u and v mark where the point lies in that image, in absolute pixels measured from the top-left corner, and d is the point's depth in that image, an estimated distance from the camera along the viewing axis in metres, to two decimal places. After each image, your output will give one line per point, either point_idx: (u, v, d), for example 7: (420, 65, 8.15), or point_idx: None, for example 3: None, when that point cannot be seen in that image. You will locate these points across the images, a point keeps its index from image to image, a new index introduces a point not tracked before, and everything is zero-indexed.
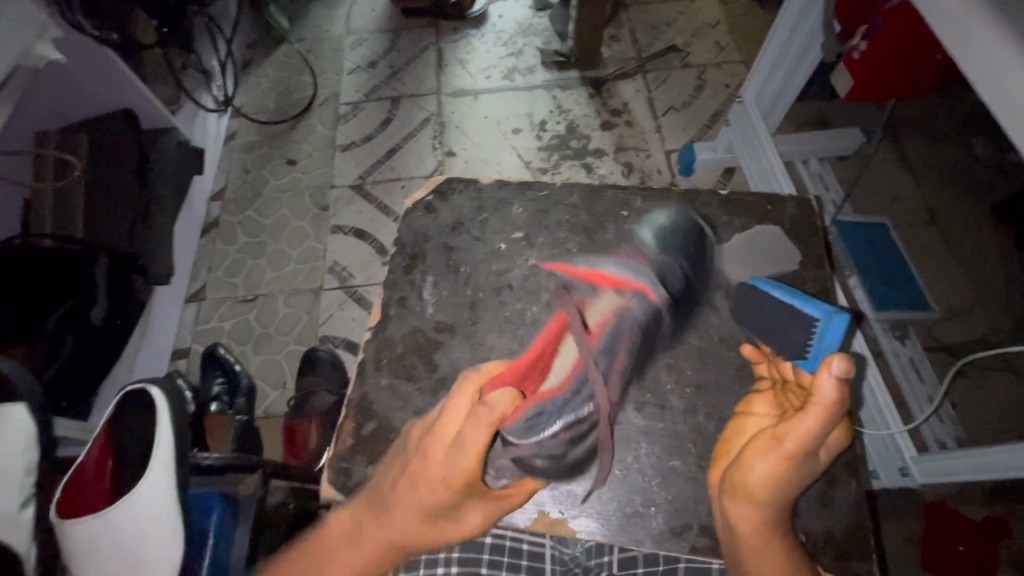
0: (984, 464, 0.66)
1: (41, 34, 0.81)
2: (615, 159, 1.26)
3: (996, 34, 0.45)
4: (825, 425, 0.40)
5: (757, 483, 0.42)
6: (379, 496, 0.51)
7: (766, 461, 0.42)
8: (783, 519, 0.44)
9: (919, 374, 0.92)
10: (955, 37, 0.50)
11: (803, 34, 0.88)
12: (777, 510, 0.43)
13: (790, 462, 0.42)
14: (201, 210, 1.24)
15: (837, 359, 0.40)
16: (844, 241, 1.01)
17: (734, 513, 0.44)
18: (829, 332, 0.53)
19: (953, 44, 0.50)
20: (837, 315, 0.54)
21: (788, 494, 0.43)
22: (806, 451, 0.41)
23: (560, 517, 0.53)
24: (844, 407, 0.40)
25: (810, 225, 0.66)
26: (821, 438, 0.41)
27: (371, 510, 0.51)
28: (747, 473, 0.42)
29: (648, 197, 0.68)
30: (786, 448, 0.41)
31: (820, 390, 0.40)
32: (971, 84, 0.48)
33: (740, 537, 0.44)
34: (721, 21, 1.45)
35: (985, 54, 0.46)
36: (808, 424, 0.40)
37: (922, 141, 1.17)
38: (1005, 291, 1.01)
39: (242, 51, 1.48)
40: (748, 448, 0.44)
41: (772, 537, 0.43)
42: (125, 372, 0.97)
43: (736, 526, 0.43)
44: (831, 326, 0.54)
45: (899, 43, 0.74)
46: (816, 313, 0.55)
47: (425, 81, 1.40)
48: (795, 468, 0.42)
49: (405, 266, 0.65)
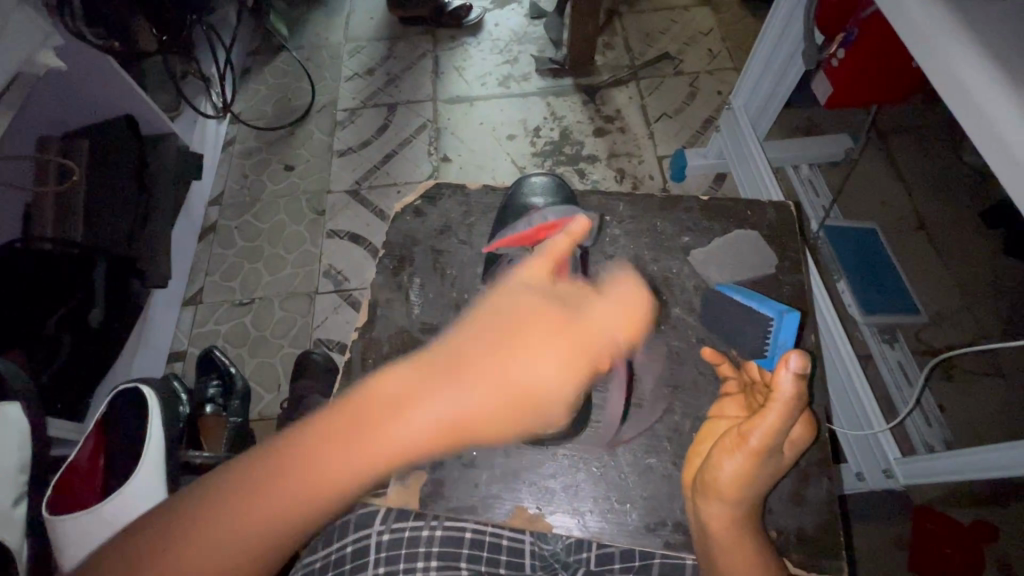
0: (964, 464, 0.66)
1: (45, 43, 0.84)
2: (608, 165, 1.27)
3: (959, 43, 0.47)
4: (788, 421, 0.40)
5: (725, 482, 0.42)
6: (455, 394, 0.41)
7: (733, 459, 0.42)
8: (753, 515, 0.45)
9: (906, 377, 0.93)
10: (922, 47, 0.52)
11: (789, 43, 0.90)
12: (745, 508, 0.44)
13: (757, 460, 0.42)
14: (199, 215, 1.26)
15: (795, 354, 0.40)
16: (833, 247, 1.02)
17: (706, 511, 0.45)
18: (783, 329, 0.56)
19: (920, 54, 0.52)
20: (788, 313, 0.57)
21: (757, 490, 0.44)
22: (771, 447, 0.42)
23: (538, 512, 0.54)
24: (804, 401, 0.41)
25: (789, 229, 0.68)
26: (785, 434, 0.42)
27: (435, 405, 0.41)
28: (716, 472, 0.43)
29: (630, 204, 0.70)
30: (750, 446, 0.42)
31: (780, 387, 0.40)
32: (936, 91, 0.50)
33: (712, 534, 0.45)
34: (713, 29, 1.47)
35: (949, 63, 0.48)
36: (769, 422, 0.41)
37: (911, 147, 1.19)
38: (993, 295, 1.01)
39: (242, 59, 1.50)
40: (717, 447, 0.44)
41: (742, 534, 0.44)
42: (121, 373, 0.98)
43: (708, 523, 0.44)
44: (784, 324, 0.56)
45: (876, 51, 0.76)
46: (770, 313, 0.57)
47: (422, 88, 1.42)
48: (763, 464, 0.43)
49: (393, 269, 0.67)
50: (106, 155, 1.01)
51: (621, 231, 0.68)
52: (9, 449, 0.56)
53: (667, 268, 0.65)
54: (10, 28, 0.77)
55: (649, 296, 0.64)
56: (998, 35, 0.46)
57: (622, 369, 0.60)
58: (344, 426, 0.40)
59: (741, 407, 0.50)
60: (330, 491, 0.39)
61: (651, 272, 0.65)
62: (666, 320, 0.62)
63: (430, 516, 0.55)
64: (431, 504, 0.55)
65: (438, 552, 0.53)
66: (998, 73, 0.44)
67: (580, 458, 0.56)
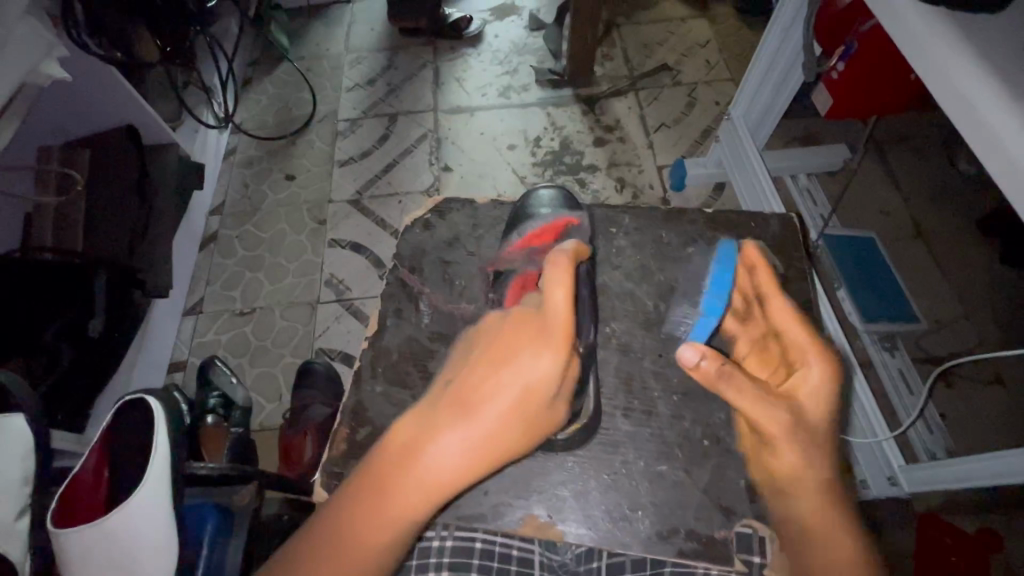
0: (968, 472, 0.67)
1: (48, 54, 0.84)
2: (607, 174, 1.28)
3: (963, 60, 0.48)
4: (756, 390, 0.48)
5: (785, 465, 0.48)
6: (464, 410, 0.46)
7: (791, 447, 0.47)
8: (836, 494, 0.46)
9: (907, 384, 0.94)
10: (923, 60, 0.52)
11: (788, 55, 0.92)
12: (827, 474, 0.46)
13: (791, 433, 0.47)
14: (200, 224, 1.26)
15: (682, 351, 0.50)
16: (832, 254, 1.03)
17: (798, 509, 0.47)
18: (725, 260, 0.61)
19: (921, 68, 0.53)
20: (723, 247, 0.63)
21: (824, 468, 0.47)
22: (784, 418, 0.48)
23: (549, 520, 0.54)
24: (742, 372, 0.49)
25: (793, 240, 0.68)
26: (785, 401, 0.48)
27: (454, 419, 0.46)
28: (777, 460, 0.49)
29: (635, 214, 0.71)
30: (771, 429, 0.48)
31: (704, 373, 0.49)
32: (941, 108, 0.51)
33: (809, 531, 0.46)
34: (710, 40, 1.49)
35: (951, 76, 0.49)
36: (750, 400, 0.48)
37: (907, 157, 1.20)
38: (991, 302, 1.03)
39: (243, 69, 1.51)
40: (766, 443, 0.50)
41: (833, 517, 0.45)
42: (123, 383, 0.97)
43: (807, 520, 0.46)
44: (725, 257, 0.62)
45: (874, 62, 0.78)
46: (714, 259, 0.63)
47: (422, 98, 1.43)
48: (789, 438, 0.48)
49: (402, 279, 0.67)
50: (108, 164, 1.01)
51: (627, 242, 0.69)
52: (12, 461, 0.56)
53: (673, 277, 0.66)
54: (14, 40, 0.77)
55: (656, 305, 0.64)
56: (998, 54, 0.47)
57: (631, 378, 0.60)
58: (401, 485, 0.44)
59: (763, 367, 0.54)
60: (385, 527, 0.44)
61: (657, 282, 0.66)
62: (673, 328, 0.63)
63: (441, 526, 0.54)
64: (441, 514, 0.54)
65: (449, 563, 0.53)
66: (1001, 92, 0.45)
67: (591, 467, 0.55)
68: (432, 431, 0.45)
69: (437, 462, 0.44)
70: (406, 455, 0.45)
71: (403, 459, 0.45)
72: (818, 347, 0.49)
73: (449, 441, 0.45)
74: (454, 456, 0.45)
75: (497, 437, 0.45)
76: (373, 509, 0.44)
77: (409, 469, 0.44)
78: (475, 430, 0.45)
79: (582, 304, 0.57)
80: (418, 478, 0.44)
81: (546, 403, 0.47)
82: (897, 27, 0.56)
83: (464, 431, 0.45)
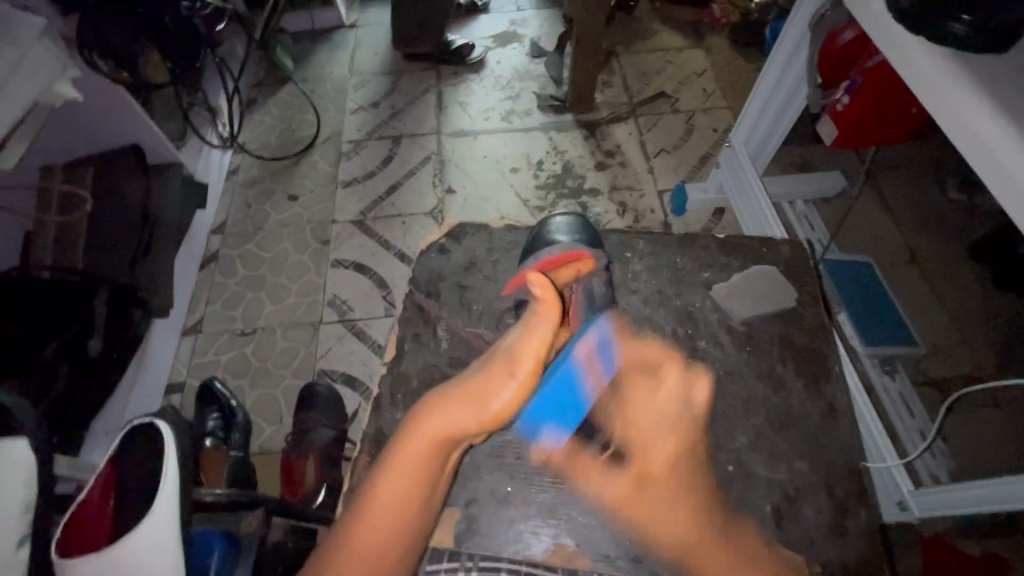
0: (977, 497, 0.67)
1: (61, 74, 0.84)
2: (610, 198, 1.30)
3: (970, 102, 0.52)
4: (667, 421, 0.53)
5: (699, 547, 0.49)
6: (453, 390, 0.46)
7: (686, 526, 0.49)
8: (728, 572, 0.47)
9: (909, 409, 0.94)
10: (939, 106, 0.56)
11: (787, 83, 0.95)
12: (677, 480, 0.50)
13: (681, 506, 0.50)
14: (201, 243, 1.25)
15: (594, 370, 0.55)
16: (832, 278, 1.05)
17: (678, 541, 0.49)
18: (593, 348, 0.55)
19: (936, 109, 0.56)
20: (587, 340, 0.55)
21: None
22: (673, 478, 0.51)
23: (577, 549, 0.53)
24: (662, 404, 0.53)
25: (805, 267, 0.70)
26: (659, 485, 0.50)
27: (441, 404, 0.45)
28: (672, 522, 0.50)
29: (649, 241, 0.72)
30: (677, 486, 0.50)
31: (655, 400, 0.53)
32: (956, 148, 0.54)
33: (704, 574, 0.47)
34: (706, 70, 1.54)
35: (967, 121, 0.52)
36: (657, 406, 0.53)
37: (900, 185, 1.24)
38: (986, 326, 1.05)
39: (247, 90, 1.52)
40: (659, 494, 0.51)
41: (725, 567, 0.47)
42: (121, 406, 0.96)
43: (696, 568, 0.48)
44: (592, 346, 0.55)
45: (879, 97, 0.81)
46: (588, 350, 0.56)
47: (425, 121, 1.45)
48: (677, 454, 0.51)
49: (420, 304, 0.67)
50: (113, 182, 1.01)
51: (642, 267, 0.70)
52: (14, 488, 0.54)
53: (691, 302, 0.67)
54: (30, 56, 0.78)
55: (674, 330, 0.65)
56: (1008, 94, 0.51)
57: None
58: (403, 476, 0.45)
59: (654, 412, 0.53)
60: (397, 519, 0.44)
61: (675, 308, 0.67)
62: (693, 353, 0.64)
63: (466, 556, 0.51)
64: (466, 542, 0.54)
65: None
66: (1014, 130, 0.48)
67: None
68: (434, 416, 0.45)
69: (420, 435, 0.45)
70: (399, 440, 0.46)
71: (399, 441, 0.45)
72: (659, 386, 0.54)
73: (437, 421, 0.45)
74: (441, 428, 0.44)
75: (491, 407, 0.44)
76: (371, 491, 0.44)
77: (403, 450, 0.45)
78: (457, 407, 0.45)
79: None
80: (412, 459, 0.45)
81: (518, 354, 0.45)
82: (910, 71, 0.59)
83: (448, 406, 0.45)
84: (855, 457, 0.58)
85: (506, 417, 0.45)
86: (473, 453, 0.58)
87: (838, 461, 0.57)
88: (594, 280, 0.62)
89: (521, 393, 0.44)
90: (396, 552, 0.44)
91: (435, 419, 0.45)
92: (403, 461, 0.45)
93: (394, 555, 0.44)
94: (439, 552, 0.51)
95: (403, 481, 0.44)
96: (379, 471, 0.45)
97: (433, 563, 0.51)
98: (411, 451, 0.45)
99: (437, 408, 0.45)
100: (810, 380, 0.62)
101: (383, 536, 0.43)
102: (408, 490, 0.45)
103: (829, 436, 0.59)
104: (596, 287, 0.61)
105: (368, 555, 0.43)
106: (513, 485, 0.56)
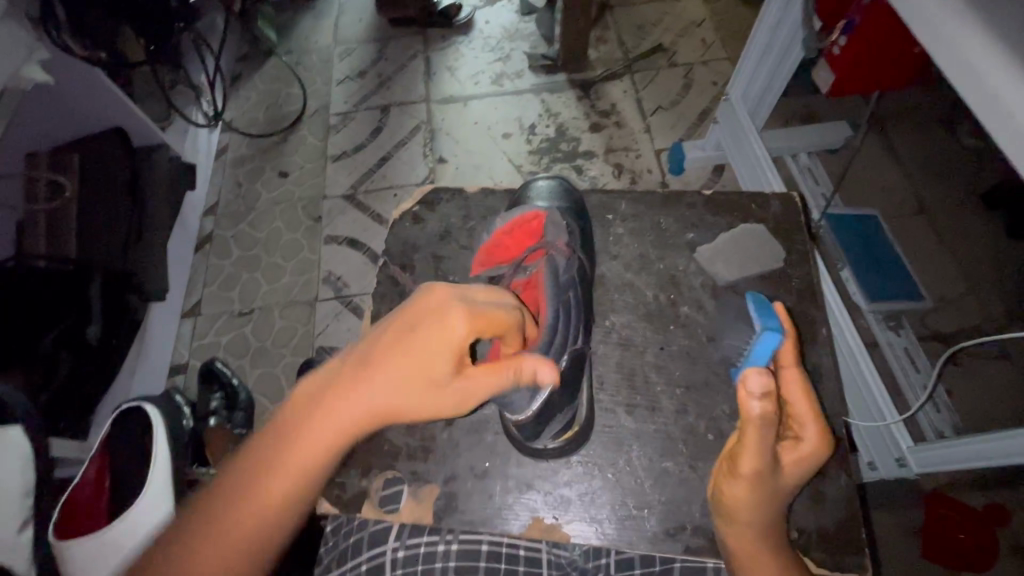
0: (977, 452, 0.66)
1: (29, 57, 0.81)
2: (605, 161, 1.26)
3: (969, 33, 0.47)
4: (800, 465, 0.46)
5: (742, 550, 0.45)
6: (360, 372, 0.40)
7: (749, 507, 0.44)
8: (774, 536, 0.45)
9: (914, 363, 0.92)
10: (934, 40, 0.52)
11: (786, 32, 0.88)
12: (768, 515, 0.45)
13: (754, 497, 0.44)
14: (194, 226, 1.24)
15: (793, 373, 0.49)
16: (835, 234, 1.01)
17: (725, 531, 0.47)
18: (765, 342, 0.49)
19: (931, 43, 0.52)
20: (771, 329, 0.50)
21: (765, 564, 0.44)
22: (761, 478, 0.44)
23: (555, 522, 0.54)
24: (811, 462, 0.46)
25: (795, 223, 0.67)
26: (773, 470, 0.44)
27: (348, 387, 0.40)
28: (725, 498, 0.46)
29: (633, 201, 0.70)
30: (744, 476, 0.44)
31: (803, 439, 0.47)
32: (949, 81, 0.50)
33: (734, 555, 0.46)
34: (705, 19, 1.46)
35: (962, 53, 0.48)
36: (801, 448, 0.46)
37: (910, 134, 1.18)
38: (997, 278, 1.01)
39: (231, 65, 1.49)
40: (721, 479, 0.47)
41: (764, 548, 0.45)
42: (123, 389, 0.97)
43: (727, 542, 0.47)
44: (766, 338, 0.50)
45: (878, 36, 0.76)
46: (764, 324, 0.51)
47: (414, 89, 1.41)
48: (751, 469, 0.44)
49: (395, 279, 0.66)
50: (99, 168, 1.00)
51: (624, 230, 0.68)
52: (12, 474, 0.55)
53: (675, 265, 0.65)
54: None
55: (657, 296, 0.64)
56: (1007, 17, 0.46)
57: (632, 372, 0.60)
58: (286, 461, 0.39)
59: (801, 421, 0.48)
60: (276, 509, 0.39)
61: (658, 272, 0.65)
62: (675, 319, 0.62)
63: (446, 530, 0.54)
64: (445, 517, 0.54)
65: (455, 556, 0.53)
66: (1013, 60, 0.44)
67: (595, 465, 0.56)
68: (332, 404, 0.39)
69: (320, 431, 0.39)
70: (286, 424, 0.40)
71: (291, 425, 0.40)
72: (822, 428, 0.47)
73: (334, 412, 0.39)
74: (348, 425, 0.39)
75: (415, 406, 0.40)
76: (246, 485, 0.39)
77: (293, 437, 0.39)
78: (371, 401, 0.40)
79: (573, 309, 0.56)
80: (300, 448, 0.39)
81: (443, 350, 0.40)
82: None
83: (358, 399, 0.39)
84: (839, 419, 0.57)
85: (434, 413, 0.42)
86: (452, 429, 0.58)
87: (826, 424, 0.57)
88: (570, 253, 0.59)
89: (450, 397, 0.41)
90: (273, 534, 0.39)
91: (343, 412, 0.39)
92: (292, 452, 0.39)
93: (268, 541, 0.39)
94: (420, 527, 0.55)
95: (290, 470, 0.39)
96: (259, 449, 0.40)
97: (414, 537, 0.54)
98: (298, 438, 0.39)
99: (344, 396, 0.40)
100: (797, 344, 0.60)
101: (254, 524, 0.38)
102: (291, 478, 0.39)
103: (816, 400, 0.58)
104: (570, 259, 0.58)
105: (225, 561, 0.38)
106: (492, 461, 0.56)
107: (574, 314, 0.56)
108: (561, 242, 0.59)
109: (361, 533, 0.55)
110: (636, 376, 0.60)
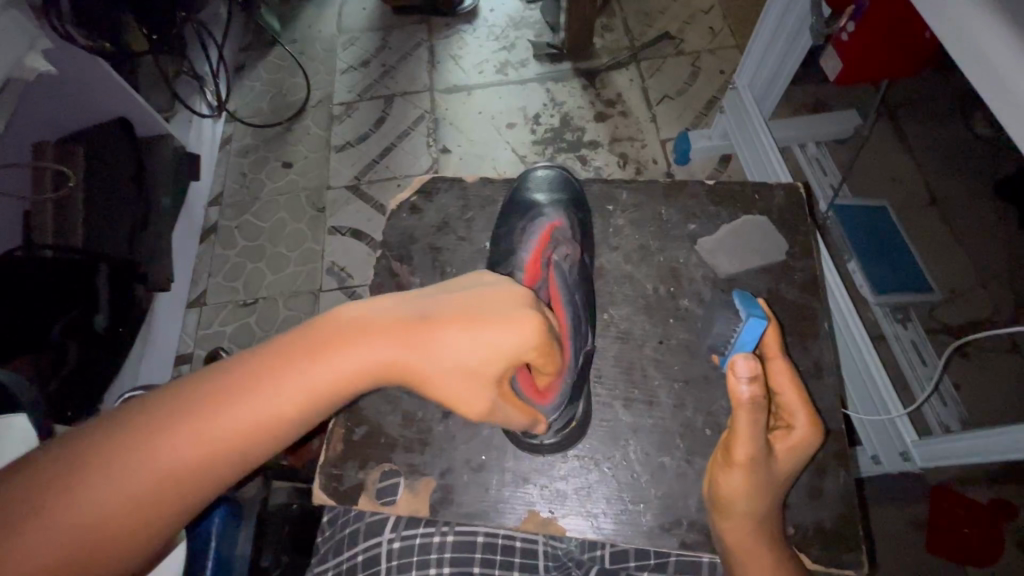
0: (981, 447, 0.65)
1: (31, 47, 0.81)
2: (610, 150, 1.25)
3: (982, 18, 0.46)
4: (791, 456, 0.46)
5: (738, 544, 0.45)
6: (417, 326, 0.41)
7: (746, 494, 0.44)
8: (770, 531, 0.45)
9: (921, 356, 0.91)
10: (947, 26, 0.50)
11: (794, 18, 0.87)
12: (763, 507, 0.44)
13: (750, 486, 0.44)
14: (198, 216, 1.25)
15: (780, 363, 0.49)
16: (843, 224, 0.99)
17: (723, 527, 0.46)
18: (747, 332, 0.49)
19: (943, 30, 0.50)
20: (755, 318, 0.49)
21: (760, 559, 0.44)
22: (756, 464, 0.43)
23: (550, 516, 0.54)
24: (803, 450, 0.46)
25: (799, 214, 0.66)
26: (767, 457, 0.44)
27: (403, 334, 0.40)
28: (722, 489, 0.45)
29: (635, 191, 0.69)
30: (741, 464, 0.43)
31: (795, 430, 0.46)
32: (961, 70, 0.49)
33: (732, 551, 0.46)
34: (713, 6, 1.44)
35: (976, 39, 0.46)
36: (793, 437, 0.46)
37: (923, 123, 1.16)
38: (1007, 271, 1.00)
39: (235, 55, 1.48)
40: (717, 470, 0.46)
41: (759, 541, 0.44)
42: (130, 377, 0.98)
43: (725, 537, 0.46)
44: (750, 327, 0.49)
45: (888, 22, 0.74)
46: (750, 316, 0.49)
47: (417, 78, 1.40)
48: (746, 455, 0.43)
49: (393, 270, 0.66)
50: (103, 158, 1.00)
51: (625, 220, 0.67)
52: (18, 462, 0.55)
53: (675, 258, 0.65)
54: None
55: (657, 288, 0.63)
56: None
57: (631, 366, 0.60)
58: (307, 379, 0.38)
59: (790, 414, 0.48)
60: (273, 425, 0.37)
61: (659, 264, 0.64)
62: (675, 312, 0.62)
63: (442, 521, 0.54)
64: (441, 509, 0.55)
65: (451, 548, 0.53)
66: None
67: (592, 459, 0.56)
68: (375, 348, 0.39)
69: (355, 371, 0.39)
70: (320, 343, 0.39)
71: (329, 350, 0.38)
72: (813, 418, 0.47)
73: (378, 354, 0.39)
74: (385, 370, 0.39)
75: (452, 374, 0.41)
76: (226, 410, 0.36)
77: (325, 362, 0.38)
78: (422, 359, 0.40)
79: (581, 311, 0.54)
80: (330, 374, 0.38)
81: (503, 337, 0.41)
82: None
83: (409, 349, 0.40)
84: (840, 414, 0.56)
85: (460, 392, 0.42)
86: (449, 422, 0.58)
87: (826, 419, 0.56)
88: (574, 253, 0.59)
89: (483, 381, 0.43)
90: (252, 450, 0.37)
91: (390, 357, 0.39)
92: (318, 376, 0.38)
93: (243, 453, 0.36)
94: (416, 517, 0.55)
95: (306, 393, 0.38)
96: (280, 356, 0.38)
97: (410, 527, 0.54)
98: (331, 359, 0.38)
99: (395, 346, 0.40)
100: (798, 337, 0.60)
101: (242, 432, 0.36)
102: (302, 399, 0.37)
103: (816, 394, 0.57)
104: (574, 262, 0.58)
105: (182, 463, 0.34)
106: (489, 454, 0.57)
107: (581, 310, 0.55)
108: (563, 244, 0.59)
109: (357, 524, 0.56)
110: (634, 370, 0.59)
